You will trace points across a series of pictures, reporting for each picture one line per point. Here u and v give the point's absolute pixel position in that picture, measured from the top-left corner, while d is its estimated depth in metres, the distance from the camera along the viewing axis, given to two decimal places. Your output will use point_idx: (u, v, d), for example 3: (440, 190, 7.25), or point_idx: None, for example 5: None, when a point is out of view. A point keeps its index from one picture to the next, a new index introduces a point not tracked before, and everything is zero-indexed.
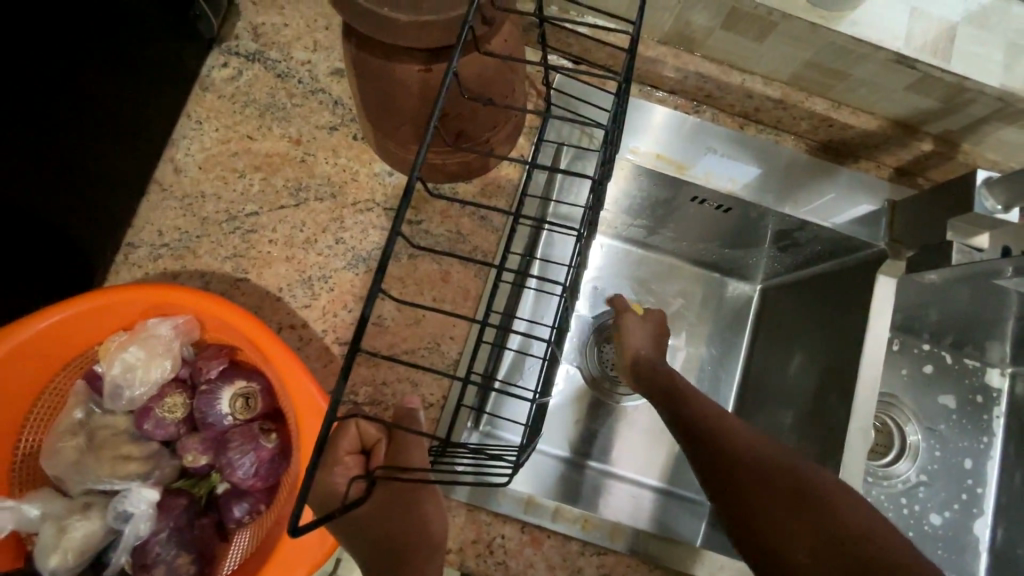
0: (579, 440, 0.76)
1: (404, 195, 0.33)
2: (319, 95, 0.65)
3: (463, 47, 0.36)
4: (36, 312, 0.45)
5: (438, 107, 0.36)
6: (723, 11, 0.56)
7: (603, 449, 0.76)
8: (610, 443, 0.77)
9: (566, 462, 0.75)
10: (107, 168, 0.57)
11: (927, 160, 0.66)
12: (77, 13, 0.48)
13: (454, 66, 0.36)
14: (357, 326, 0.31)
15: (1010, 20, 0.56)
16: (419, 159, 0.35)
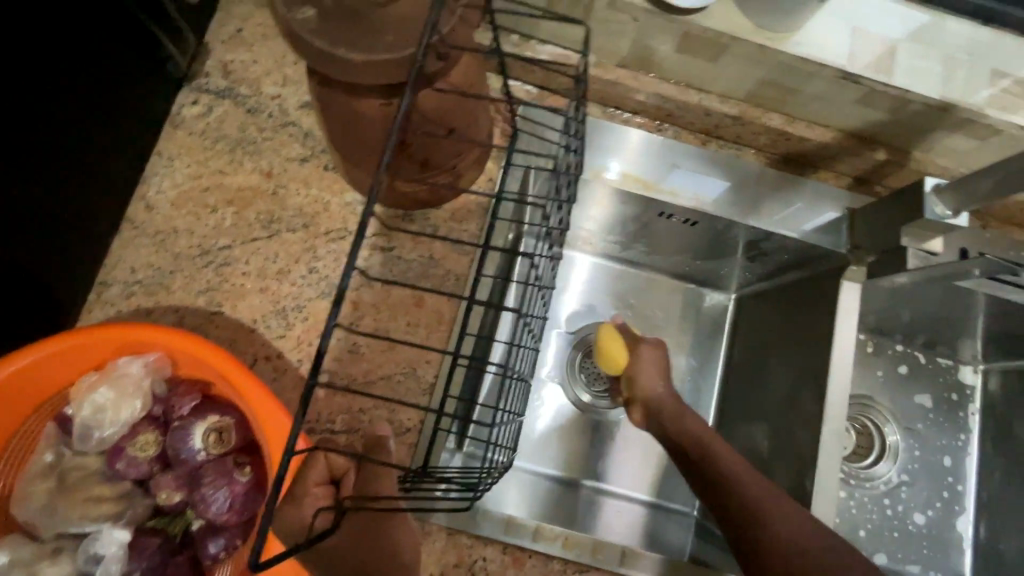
0: (569, 459, 0.77)
1: (360, 230, 0.33)
2: (289, 128, 0.66)
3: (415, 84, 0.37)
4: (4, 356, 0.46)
5: (397, 128, 0.36)
6: (676, 36, 0.58)
7: (596, 468, 0.77)
8: (602, 462, 0.77)
9: (558, 481, 0.76)
10: (79, 211, 0.57)
11: (881, 169, 0.68)
12: (39, 64, 0.49)
13: (407, 102, 0.37)
14: (314, 360, 0.32)
15: (947, 35, 0.59)
16: (375, 185, 0.35)
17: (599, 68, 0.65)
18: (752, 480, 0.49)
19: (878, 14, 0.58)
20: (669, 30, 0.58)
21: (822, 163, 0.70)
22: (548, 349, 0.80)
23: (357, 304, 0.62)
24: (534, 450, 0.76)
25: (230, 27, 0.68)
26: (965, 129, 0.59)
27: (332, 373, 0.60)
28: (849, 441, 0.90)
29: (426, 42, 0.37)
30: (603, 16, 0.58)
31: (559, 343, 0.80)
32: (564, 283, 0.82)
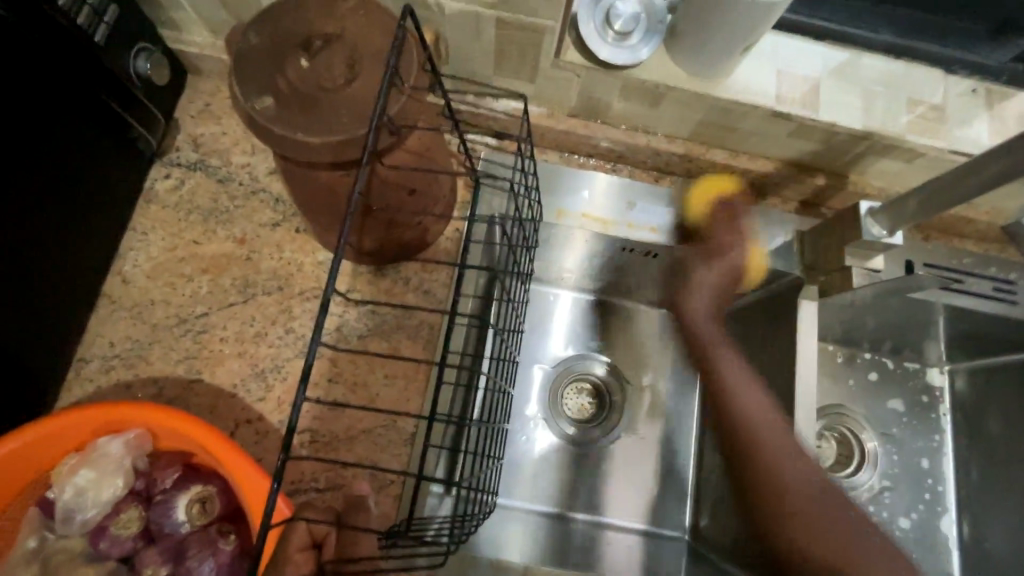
0: (566, 496, 0.78)
1: (322, 307, 0.35)
2: (260, 195, 0.69)
3: (367, 163, 0.40)
4: None
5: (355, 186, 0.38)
6: (617, 87, 0.62)
7: (591, 502, 0.78)
8: (602, 496, 0.79)
9: (559, 518, 0.77)
10: (54, 291, 0.59)
11: (824, 192, 0.72)
12: (19, 160, 0.51)
13: (359, 180, 0.39)
14: (285, 437, 0.34)
15: (863, 70, 0.64)
16: (340, 243, 0.37)
17: (551, 118, 0.69)
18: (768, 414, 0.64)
19: (800, 56, 0.64)
20: (610, 83, 0.62)
21: (770, 191, 0.74)
22: (532, 386, 0.82)
23: (334, 360, 0.64)
24: (529, 489, 0.78)
25: (198, 103, 0.71)
26: (892, 152, 0.64)
27: (314, 431, 0.62)
28: (829, 451, 0.90)
29: (374, 126, 0.40)
30: (548, 74, 0.62)
31: (543, 379, 0.82)
32: (540, 320, 0.84)
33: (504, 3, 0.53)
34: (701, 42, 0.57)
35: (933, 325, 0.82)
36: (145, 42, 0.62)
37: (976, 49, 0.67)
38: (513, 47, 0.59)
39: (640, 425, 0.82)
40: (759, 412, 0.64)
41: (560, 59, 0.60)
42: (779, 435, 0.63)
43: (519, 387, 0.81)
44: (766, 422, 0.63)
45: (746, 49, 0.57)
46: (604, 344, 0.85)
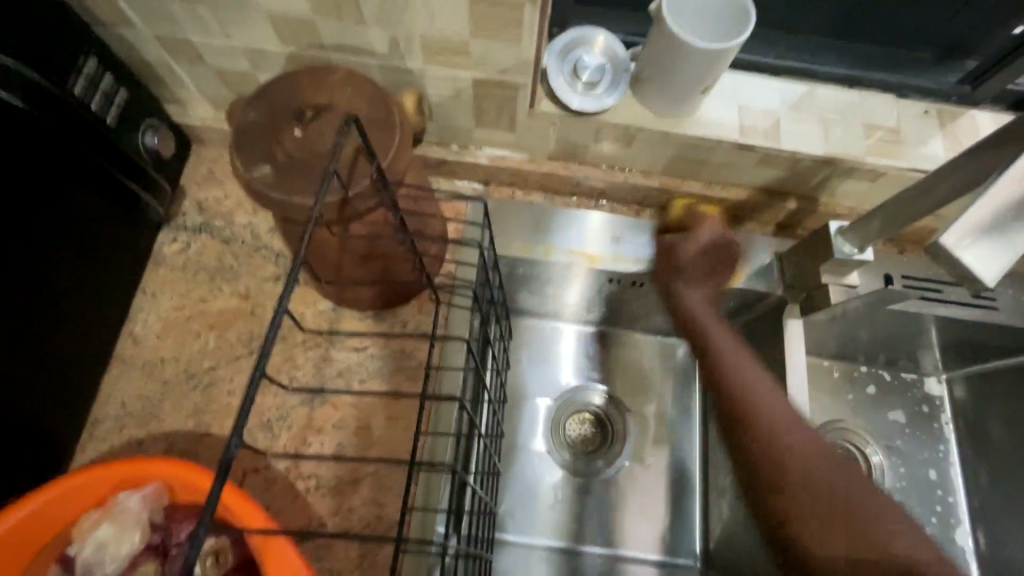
0: (582, 530, 0.79)
1: (273, 324, 0.34)
2: (262, 251, 0.73)
3: (321, 190, 0.40)
4: (16, 502, 0.49)
5: (311, 221, 0.40)
6: (590, 131, 0.67)
7: (608, 535, 0.79)
8: (615, 529, 0.79)
9: (569, 552, 0.78)
10: (70, 355, 0.62)
11: (797, 215, 0.75)
12: (41, 238, 0.56)
13: (316, 202, 0.40)
14: (238, 417, 0.31)
15: (820, 101, 0.68)
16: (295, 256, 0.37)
17: (531, 162, 0.74)
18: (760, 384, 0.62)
19: (759, 92, 0.68)
20: (584, 128, 0.66)
21: (746, 217, 0.77)
22: (536, 421, 0.84)
23: (337, 406, 0.66)
24: (543, 525, 0.79)
25: (203, 169, 0.76)
26: (856, 174, 0.68)
27: (320, 477, 0.63)
28: None
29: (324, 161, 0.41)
30: (525, 124, 0.67)
31: (546, 412, 0.84)
32: (539, 355, 0.87)
33: (479, 65, 0.58)
34: (665, 86, 0.61)
35: (925, 333, 0.84)
36: (153, 118, 0.68)
37: (927, 74, 0.71)
38: (490, 102, 0.64)
39: (645, 454, 0.83)
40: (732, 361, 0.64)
41: (535, 110, 0.65)
42: (771, 400, 0.60)
43: (524, 422, 0.83)
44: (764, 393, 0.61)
45: (706, 90, 0.61)
46: (603, 374, 0.87)
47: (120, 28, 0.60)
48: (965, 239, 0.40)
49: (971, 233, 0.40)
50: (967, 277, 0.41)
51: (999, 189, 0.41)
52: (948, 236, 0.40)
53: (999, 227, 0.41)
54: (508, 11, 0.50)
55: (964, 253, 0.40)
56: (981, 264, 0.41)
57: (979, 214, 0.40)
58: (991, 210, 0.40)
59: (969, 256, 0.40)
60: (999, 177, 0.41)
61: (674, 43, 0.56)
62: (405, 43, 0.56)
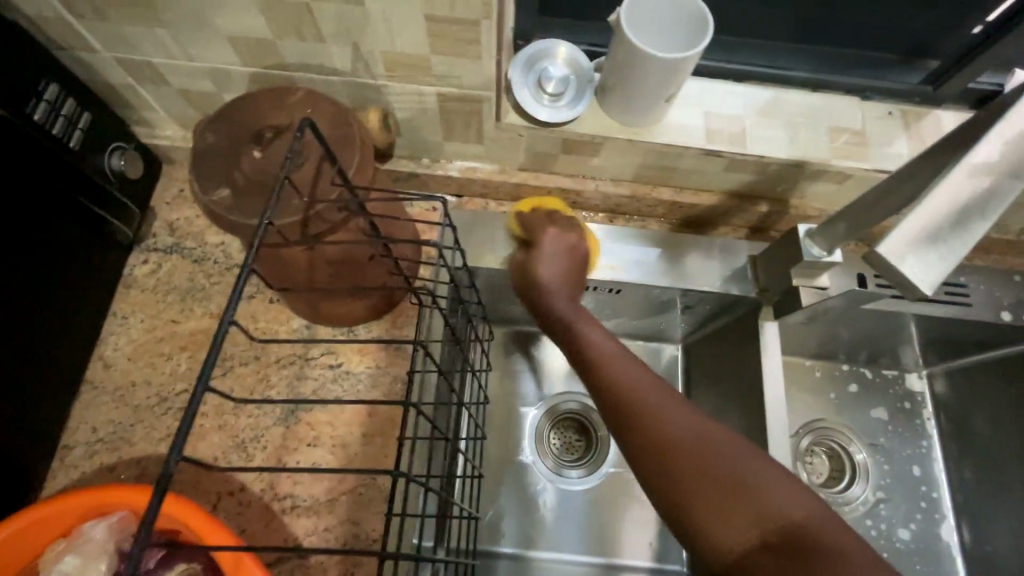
0: (570, 539, 0.79)
1: (216, 341, 0.33)
2: (234, 270, 0.72)
3: (273, 207, 0.40)
4: None
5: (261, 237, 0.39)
6: (558, 141, 0.67)
7: (597, 543, 0.79)
8: (603, 536, 0.79)
9: (554, 563, 0.78)
10: (38, 382, 0.61)
11: (769, 218, 0.76)
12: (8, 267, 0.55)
13: (268, 219, 0.40)
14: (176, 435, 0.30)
15: (785, 105, 0.69)
16: (244, 273, 0.36)
17: (502, 173, 0.74)
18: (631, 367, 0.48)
19: (724, 98, 0.69)
20: (551, 139, 0.67)
21: (718, 221, 0.78)
22: (519, 430, 0.83)
23: (312, 424, 0.66)
24: (530, 536, 0.79)
25: (173, 190, 0.76)
26: (823, 176, 0.68)
27: (296, 497, 0.63)
28: (820, 467, 0.90)
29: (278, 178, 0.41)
30: (493, 136, 0.67)
31: (530, 422, 0.84)
32: (520, 364, 0.87)
33: (442, 80, 0.58)
34: (629, 95, 0.62)
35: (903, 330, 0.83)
36: (119, 141, 0.67)
37: (890, 75, 0.72)
38: (457, 115, 0.64)
39: (630, 459, 0.83)
40: (609, 353, 0.50)
41: (501, 122, 0.65)
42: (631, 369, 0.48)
43: (507, 432, 0.83)
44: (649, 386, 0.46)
45: (670, 97, 0.61)
46: None
47: (81, 53, 0.60)
48: (903, 248, 0.41)
49: (907, 241, 0.41)
50: (906, 286, 0.41)
51: (936, 197, 0.41)
52: (887, 244, 0.40)
53: (937, 235, 0.41)
54: (465, 27, 0.51)
55: (903, 262, 0.40)
56: (917, 270, 0.40)
57: (916, 223, 0.41)
58: (927, 218, 0.41)
59: (908, 264, 0.40)
60: (938, 185, 0.41)
61: (634, 52, 0.56)
62: (366, 60, 0.56)
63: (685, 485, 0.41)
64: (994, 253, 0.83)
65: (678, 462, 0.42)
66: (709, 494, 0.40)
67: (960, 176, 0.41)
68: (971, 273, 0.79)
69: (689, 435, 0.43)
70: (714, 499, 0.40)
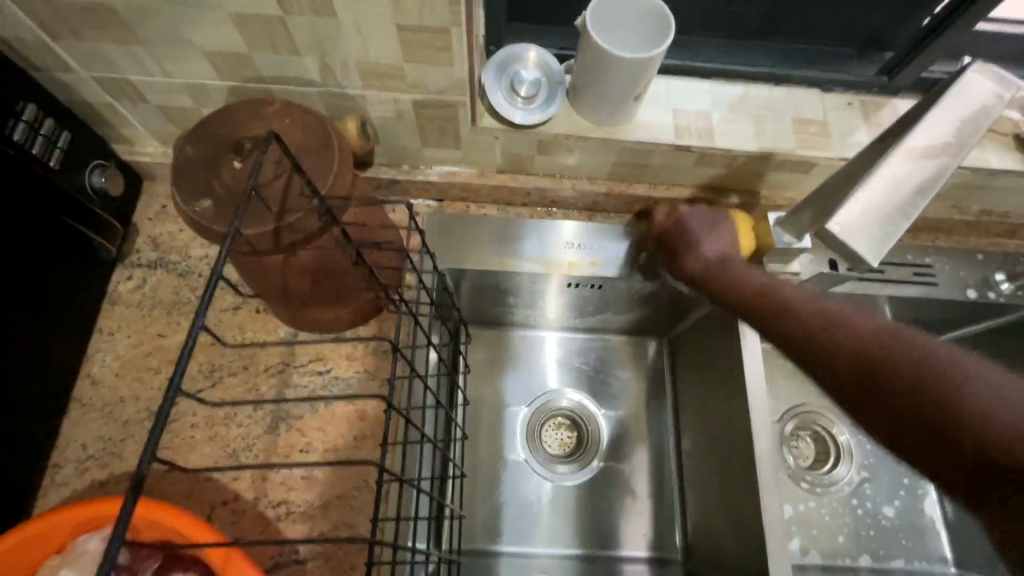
0: (567, 534, 0.80)
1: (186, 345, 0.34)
2: (219, 282, 0.73)
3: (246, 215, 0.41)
4: None
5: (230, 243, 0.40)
6: (534, 142, 0.69)
7: (594, 537, 0.80)
8: (601, 530, 0.81)
9: (550, 557, 0.79)
10: (27, 401, 0.61)
11: (742, 208, 0.78)
12: None
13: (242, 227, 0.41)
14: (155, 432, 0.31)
15: (750, 99, 0.72)
16: (213, 278, 0.37)
17: (482, 176, 0.76)
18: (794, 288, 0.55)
19: (691, 95, 0.71)
20: (527, 140, 0.68)
21: None
22: (512, 428, 0.84)
23: (303, 431, 0.66)
24: (528, 533, 0.80)
25: (155, 206, 0.76)
26: (789, 166, 0.71)
27: (289, 503, 0.63)
28: (806, 451, 0.91)
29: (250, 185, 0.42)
30: (470, 139, 0.69)
31: (521, 419, 0.85)
32: (510, 364, 0.88)
33: (416, 87, 0.60)
34: (598, 95, 0.64)
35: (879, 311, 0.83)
36: (100, 159, 0.68)
37: (848, 67, 0.75)
38: (433, 121, 0.66)
39: (621, 452, 0.85)
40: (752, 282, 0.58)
41: (476, 125, 0.66)
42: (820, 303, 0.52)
43: (500, 431, 0.84)
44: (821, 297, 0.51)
45: (638, 96, 0.64)
46: (575, 378, 0.88)
47: (59, 73, 0.61)
48: (852, 223, 0.43)
49: (856, 216, 0.43)
50: (857, 258, 0.43)
51: (880, 175, 0.44)
52: (836, 220, 0.43)
53: (884, 210, 0.43)
54: (436, 35, 0.52)
55: (852, 234, 0.43)
56: (864, 243, 0.43)
57: (863, 199, 0.43)
58: (874, 194, 0.44)
59: (855, 237, 0.43)
60: (881, 165, 0.44)
61: (601, 54, 0.58)
62: (342, 70, 0.58)
63: (906, 404, 0.41)
64: (958, 234, 0.86)
65: (896, 380, 0.42)
66: (938, 404, 0.39)
67: (900, 158, 0.44)
68: (937, 254, 0.82)
69: (872, 357, 0.44)
70: (930, 415, 0.39)
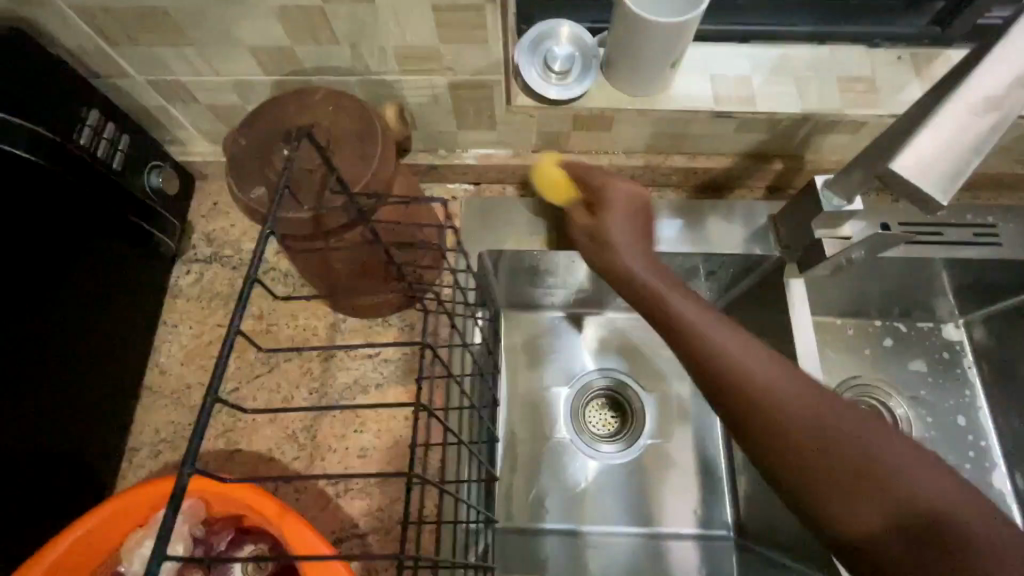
0: (618, 511, 0.80)
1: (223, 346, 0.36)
2: (271, 272, 0.76)
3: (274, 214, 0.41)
4: (68, 526, 0.53)
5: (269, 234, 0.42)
6: (569, 118, 0.69)
7: (644, 515, 0.80)
8: (651, 507, 0.80)
9: (599, 534, 0.79)
10: (104, 388, 0.66)
11: (785, 175, 0.76)
12: (70, 283, 0.60)
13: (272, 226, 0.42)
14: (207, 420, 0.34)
15: (791, 60, 0.69)
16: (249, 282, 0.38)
17: (518, 156, 0.76)
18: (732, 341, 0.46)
19: (730, 60, 0.70)
20: (563, 116, 0.68)
21: (734, 184, 0.78)
22: (557, 409, 0.85)
23: (357, 411, 0.69)
24: (579, 511, 0.80)
25: (207, 203, 0.80)
26: (836, 127, 0.68)
27: (347, 480, 0.66)
28: None
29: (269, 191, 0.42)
30: (506, 119, 0.69)
31: (565, 399, 0.85)
32: (551, 344, 0.88)
33: (452, 69, 0.61)
34: (633, 66, 0.63)
35: (936, 274, 0.80)
36: (157, 160, 0.72)
37: (896, 20, 0.72)
38: (468, 103, 0.66)
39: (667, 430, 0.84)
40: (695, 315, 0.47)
41: (512, 104, 0.67)
42: (723, 329, 0.46)
43: (545, 411, 0.85)
44: (748, 350, 0.45)
45: (674, 63, 0.62)
46: (618, 358, 0.88)
47: (118, 79, 0.64)
48: (920, 164, 0.42)
49: (926, 155, 0.41)
50: (924, 199, 0.42)
51: (947, 116, 0.42)
52: (901, 160, 0.42)
53: (952, 150, 0.41)
54: (470, 13, 0.53)
55: (918, 175, 0.42)
56: (933, 182, 0.41)
57: (934, 137, 0.42)
58: (941, 135, 0.42)
59: (923, 176, 0.41)
60: (944, 107, 0.42)
61: (636, 23, 0.58)
62: (380, 57, 0.59)
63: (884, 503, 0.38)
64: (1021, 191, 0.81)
65: (842, 468, 0.40)
66: (897, 502, 0.38)
67: (966, 99, 0.42)
68: (1000, 213, 0.78)
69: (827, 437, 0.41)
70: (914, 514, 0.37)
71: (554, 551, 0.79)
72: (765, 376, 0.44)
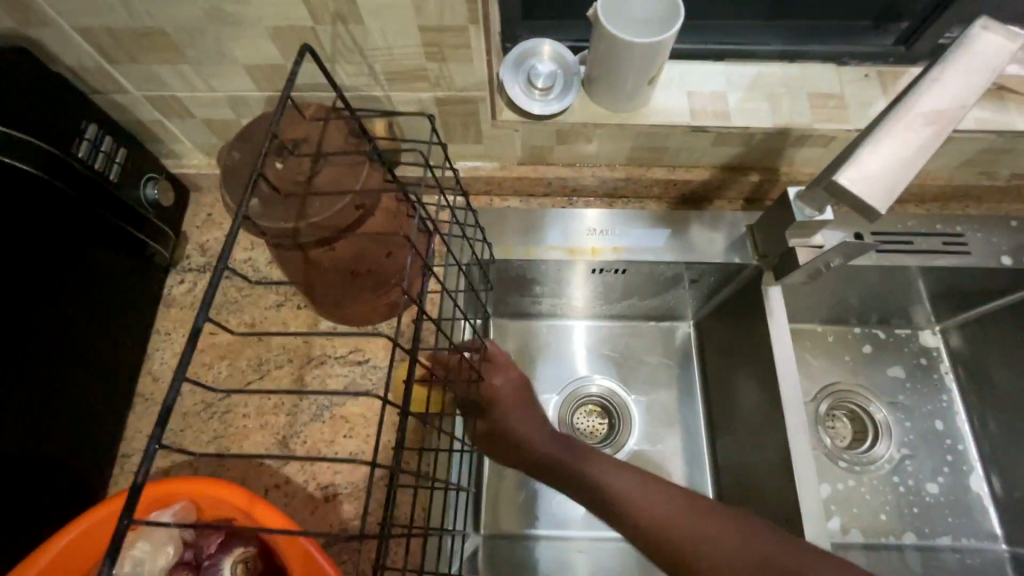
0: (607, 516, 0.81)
1: (211, 288, 0.38)
2: (264, 281, 0.78)
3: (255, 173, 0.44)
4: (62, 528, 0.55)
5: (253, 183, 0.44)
6: (553, 132, 0.72)
7: None
8: None
9: (587, 538, 0.81)
10: (98, 395, 0.67)
11: (761, 186, 0.79)
12: (65, 292, 0.61)
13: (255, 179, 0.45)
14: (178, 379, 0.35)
15: (764, 78, 0.73)
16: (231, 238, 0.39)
17: (505, 168, 0.79)
18: (620, 481, 0.61)
19: (706, 77, 0.73)
20: (546, 131, 0.71)
21: (713, 195, 0.81)
22: (545, 416, 0.86)
23: (347, 417, 0.70)
24: (566, 517, 0.81)
25: (201, 215, 0.82)
26: (808, 141, 0.72)
27: (337, 484, 0.67)
28: (843, 430, 0.90)
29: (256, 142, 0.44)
30: (491, 134, 0.72)
31: (552, 407, 0.87)
32: (538, 352, 0.90)
33: (440, 86, 0.63)
34: (613, 82, 0.66)
35: (910, 281, 0.83)
36: (153, 173, 0.74)
37: (864, 39, 0.75)
38: (455, 117, 0.69)
39: (653, 435, 0.86)
40: (581, 459, 0.65)
41: (497, 119, 0.69)
42: (625, 479, 0.60)
43: None
44: (654, 496, 0.58)
45: (652, 81, 0.65)
46: (604, 364, 0.90)
47: (116, 95, 0.66)
48: (864, 176, 0.44)
49: (868, 171, 0.44)
50: (866, 210, 0.45)
51: (888, 134, 0.45)
52: (844, 173, 0.45)
53: (894, 163, 0.44)
54: (455, 33, 0.55)
55: (861, 188, 0.44)
56: (875, 194, 0.44)
57: (873, 155, 0.45)
58: (882, 150, 0.45)
59: (865, 189, 0.44)
60: (890, 122, 0.45)
61: (614, 43, 0.61)
62: (371, 74, 0.62)
63: None
64: (989, 201, 0.85)
65: None
66: None
67: (909, 116, 0.45)
68: (969, 223, 0.81)
69: None
70: None
71: (543, 556, 0.79)
72: (638, 498, 0.58)
